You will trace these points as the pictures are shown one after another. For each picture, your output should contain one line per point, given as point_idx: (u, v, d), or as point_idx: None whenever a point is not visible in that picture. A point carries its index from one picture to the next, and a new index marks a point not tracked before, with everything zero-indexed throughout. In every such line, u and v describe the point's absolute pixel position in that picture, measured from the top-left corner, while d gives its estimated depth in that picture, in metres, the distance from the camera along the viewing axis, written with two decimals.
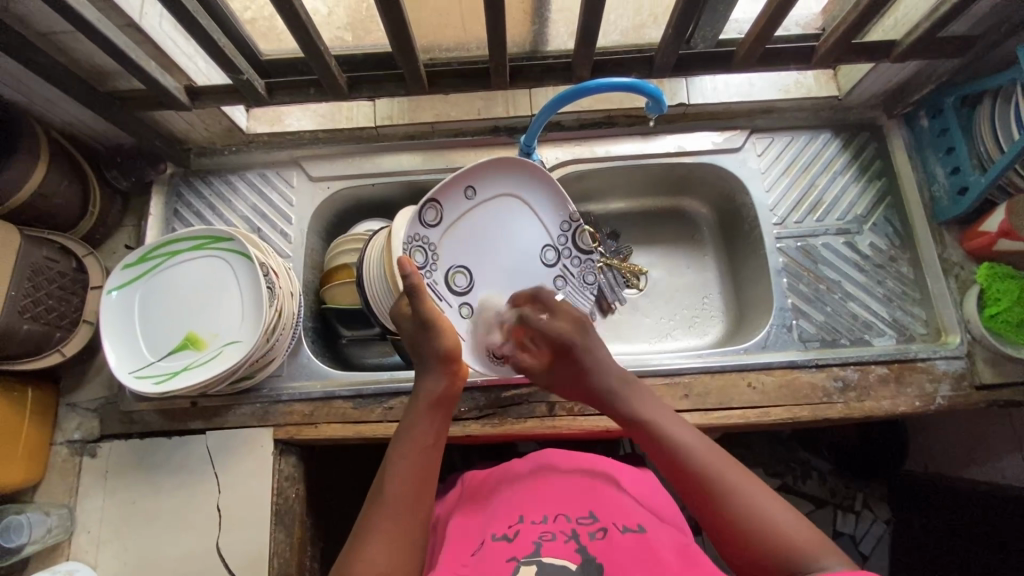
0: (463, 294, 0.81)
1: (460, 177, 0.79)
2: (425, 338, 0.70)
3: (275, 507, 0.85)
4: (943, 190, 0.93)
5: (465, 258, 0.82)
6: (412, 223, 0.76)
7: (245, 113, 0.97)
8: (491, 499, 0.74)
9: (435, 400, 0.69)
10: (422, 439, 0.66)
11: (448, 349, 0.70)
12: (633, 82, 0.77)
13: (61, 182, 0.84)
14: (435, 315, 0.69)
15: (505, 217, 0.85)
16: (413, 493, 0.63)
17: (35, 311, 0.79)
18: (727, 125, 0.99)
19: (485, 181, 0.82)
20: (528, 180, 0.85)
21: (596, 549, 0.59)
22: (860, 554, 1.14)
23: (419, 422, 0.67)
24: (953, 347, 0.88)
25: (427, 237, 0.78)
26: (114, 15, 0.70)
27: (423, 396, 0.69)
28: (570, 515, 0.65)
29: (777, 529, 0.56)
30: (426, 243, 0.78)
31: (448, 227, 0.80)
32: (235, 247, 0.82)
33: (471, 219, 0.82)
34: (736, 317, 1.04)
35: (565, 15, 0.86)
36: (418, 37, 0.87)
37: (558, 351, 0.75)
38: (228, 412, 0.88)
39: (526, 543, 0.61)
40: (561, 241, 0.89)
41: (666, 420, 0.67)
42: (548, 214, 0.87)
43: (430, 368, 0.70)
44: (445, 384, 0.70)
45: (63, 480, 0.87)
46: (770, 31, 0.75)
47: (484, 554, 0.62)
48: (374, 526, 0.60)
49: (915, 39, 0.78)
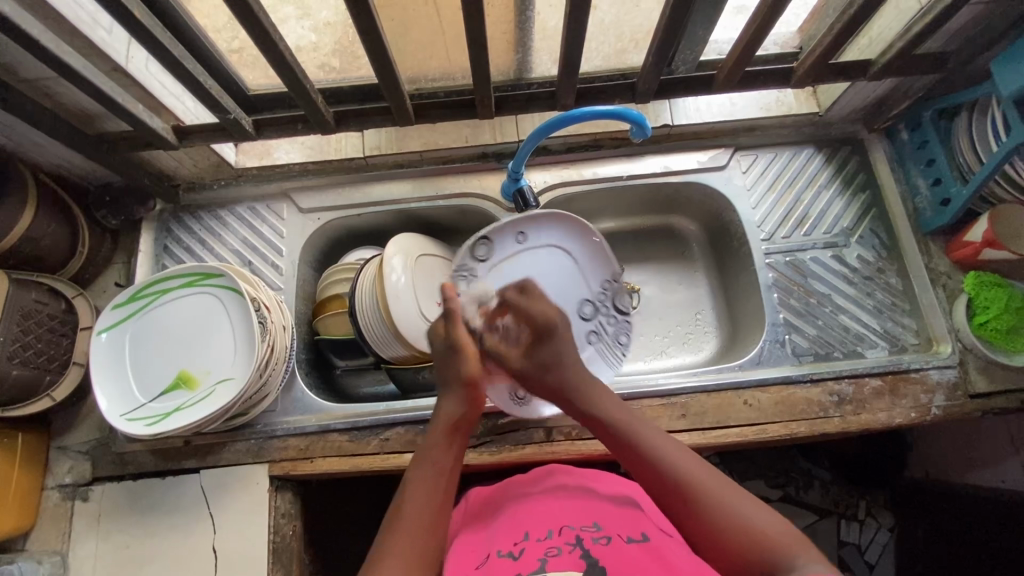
0: None
1: (513, 221, 0.85)
2: (449, 359, 0.72)
3: (273, 546, 0.84)
4: (926, 201, 0.94)
5: None
6: (461, 255, 0.83)
7: (234, 148, 0.97)
8: (496, 513, 0.73)
9: (455, 423, 0.70)
10: (440, 463, 0.66)
11: (473, 376, 0.72)
12: (617, 110, 0.78)
13: (49, 225, 0.84)
14: (465, 340, 0.72)
15: (542, 267, 0.88)
16: (433, 511, 0.62)
17: (24, 355, 0.79)
18: (711, 144, 1.01)
19: (536, 229, 0.87)
20: (570, 233, 0.89)
21: (601, 556, 0.60)
22: (865, 563, 1.16)
23: (438, 446, 0.67)
24: (945, 356, 0.89)
25: (474, 269, 0.85)
26: (99, 58, 0.70)
27: (443, 421, 0.70)
28: (575, 527, 0.65)
29: (760, 527, 0.55)
30: (471, 275, 0.85)
31: (494, 264, 0.86)
32: (227, 284, 0.82)
33: (518, 262, 0.87)
34: (730, 332, 1.04)
35: (548, 43, 0.87)
36: (404, 69, 0.88)
37: (540, 337, 0.74)
38: (221, 450, 0.87)
39: (531, 560, 0.61)
40: (600, 297, 0.92)
41: (647, 432, 0.66)
42: (592, 270, 0.91)
43: (455, 395, 0.71)
44: (464, 408, 0.70)
45: (55, 526, 0.86)
46: (748, 55, 0.77)
47: (491, 571, 0.61)
48: (391, 544, 0.58)
49: (889, 58, 0.79)
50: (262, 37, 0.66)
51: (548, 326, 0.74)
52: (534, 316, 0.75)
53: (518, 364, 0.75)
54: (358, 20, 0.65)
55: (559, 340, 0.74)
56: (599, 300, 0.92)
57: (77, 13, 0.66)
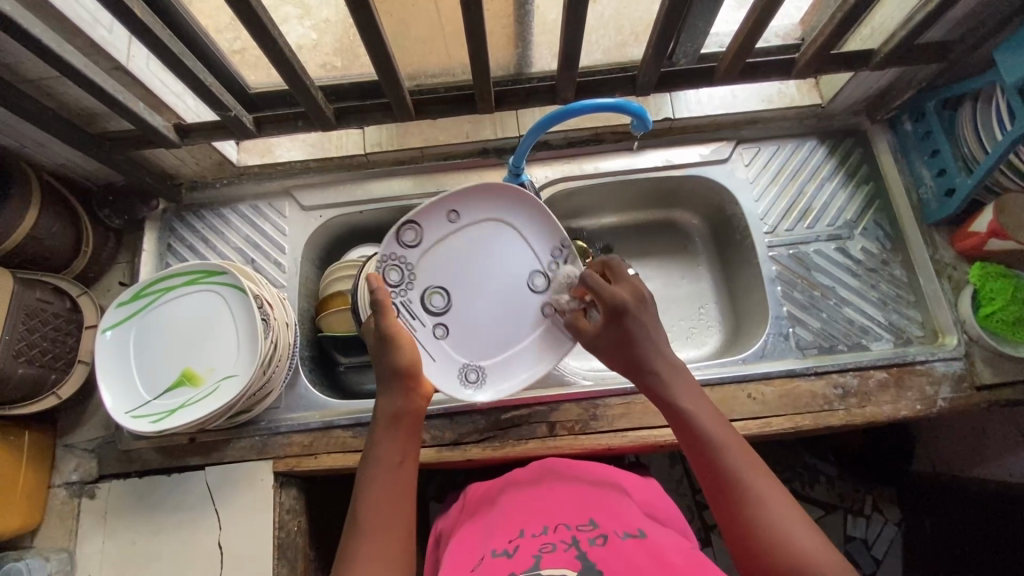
0: (439, 314, 0.80)
1: (442, 200, 0.80)
2: (383, 354, 0.70)
3: (278, 542, 0.84)
4: (931, 192, 0.93)
5: (447, 279, 0.81)
6: (387, 243, 0.78)
7: (236, 146, 0.98)
8: (493, 509, 0.73)
9: (395, 416, 0.68)
10: (387, 459, 0.65)
11: (407, 365, 0.69)
12: (617, 103, 0.77)
13: (53, 225, 0.85)
14: (397, 330, 0.70)
15: (485, 246, 0.82)
16: (388, 510, 0.62)
17: (30, 354, 0.79)
18: (713, 137, 1.00)
19: (468, 206, 0.81)
20: (510, 205, 0.82)
21: (597, 556, 0.58)
22: (872, 558, 1.14)
23: (381, 443, 0.66)
24: (951, 348, 0.88)
25: (404, 257, 0.79)
26: (101, 58, 0.71)
27: (381, 411, 0.68)
28: (570, 525, 0.64)
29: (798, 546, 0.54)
30: (404, 263, 0.79)
31: (427, 249, 0.80)
32: (229, 281, 0.83)
33: (450, 245, 0.81)
34: (734, 326, 1.04)
35: (547, 37, 0.87)
36: (404, 65, 0.88)
37: (608, 313, 0.71)
38: (226, 446, 0.87)
39: (526, 557, 0.59)
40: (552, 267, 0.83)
41: (707, 413, 0.65)
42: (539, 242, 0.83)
43: (388, 385, 0.70)
44: (404, 400, 0.68)
45: (63, 524, 0.86)
46: (748, 47, 0.77)
47: (487, 570, 0.60)
48: (353, 550, 0.59)
49: (892, 47, 0.79)
50: (264, 35, 0.66)
51: (622, 308, 0.71)
52: (607, 297, 0.71)
53: (595, 334, 0.74)
54: (357, 15, 0.65)
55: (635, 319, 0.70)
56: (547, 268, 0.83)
57: (78, 12, 0.66)
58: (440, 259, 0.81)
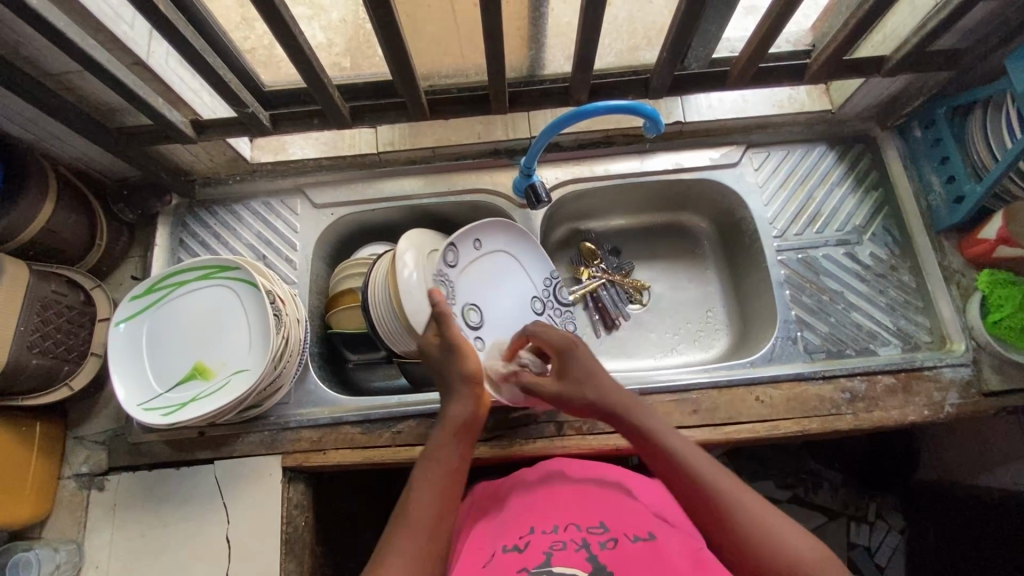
0: (477, 328, 0.86)
1: (471, 229, 0.86)
2: (451, 362, 0.74)
3: (285, 537, 0.84)
4: (940, 199, 0.94)
5: (477, 297, 0.87)
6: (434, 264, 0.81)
7: (249, 143, 0.99)
8: (502, 508, 0.73)
9: (462, 424, 0.70)
10: (446, 462, 0.67)
11: (476, 373, 0.73)
12: (631, 105, 0.78)
13: (68, 218, 0.85)
14: (462, 340, 0.75)
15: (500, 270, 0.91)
16: (440, 508, 0.63)
17: (44, 345, 0.80)
18: (724, 140, 1.01)
19: (489, 235, 0.89)
20: (514, 237, 0.93)
21: (608, 559, 0.58)
22: (876, 565, 1.16)
23: (443, 446, 0.68)
24: (959, 354, 0.88)
25: (448, 275, 0.82)
26: (122, 54, 0.72)
27: (450, 419, 0.70)
28: (581, 526, 0.64)
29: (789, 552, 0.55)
30: (447, 281, 0.82)
31: (463, 269, 0.86)
32: (242, 277, 0.83)
33: (475, 268, 0.88)
34: (741, 330, 1.04)
35: (561, 40, 0.87)
36: (418, 66, 0.89)
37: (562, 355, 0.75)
38: (236, 440, 0.87)
39: (538, 554, 0.60)
40: (545, 292, 0.97)
41: (673, 439, 0.66)
42: (535, 269, 0.96)
43: (461, 394, 0.73)
44: (472, 408, 0.71)
45: (72, 515, 0.87)
46: (762, 52, 0.77)
47: (497, 566, 0.60)
48: (395, 541, 0.59)
49: (904, 54, 0.79)
50: (283, 32, 0.66)
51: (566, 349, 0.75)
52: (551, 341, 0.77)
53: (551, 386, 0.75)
54: (376, 14, 0.66)
55: (578, 359, 0.74)
56: (545, 294, 0.98)
57: (100, 7, 0.67)
58: (472, 278, 0.87)
